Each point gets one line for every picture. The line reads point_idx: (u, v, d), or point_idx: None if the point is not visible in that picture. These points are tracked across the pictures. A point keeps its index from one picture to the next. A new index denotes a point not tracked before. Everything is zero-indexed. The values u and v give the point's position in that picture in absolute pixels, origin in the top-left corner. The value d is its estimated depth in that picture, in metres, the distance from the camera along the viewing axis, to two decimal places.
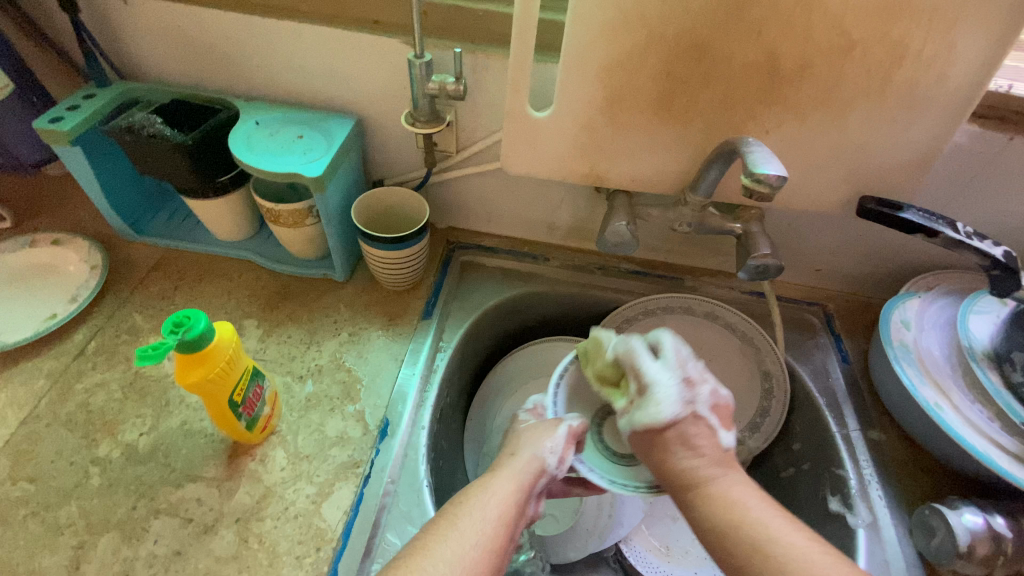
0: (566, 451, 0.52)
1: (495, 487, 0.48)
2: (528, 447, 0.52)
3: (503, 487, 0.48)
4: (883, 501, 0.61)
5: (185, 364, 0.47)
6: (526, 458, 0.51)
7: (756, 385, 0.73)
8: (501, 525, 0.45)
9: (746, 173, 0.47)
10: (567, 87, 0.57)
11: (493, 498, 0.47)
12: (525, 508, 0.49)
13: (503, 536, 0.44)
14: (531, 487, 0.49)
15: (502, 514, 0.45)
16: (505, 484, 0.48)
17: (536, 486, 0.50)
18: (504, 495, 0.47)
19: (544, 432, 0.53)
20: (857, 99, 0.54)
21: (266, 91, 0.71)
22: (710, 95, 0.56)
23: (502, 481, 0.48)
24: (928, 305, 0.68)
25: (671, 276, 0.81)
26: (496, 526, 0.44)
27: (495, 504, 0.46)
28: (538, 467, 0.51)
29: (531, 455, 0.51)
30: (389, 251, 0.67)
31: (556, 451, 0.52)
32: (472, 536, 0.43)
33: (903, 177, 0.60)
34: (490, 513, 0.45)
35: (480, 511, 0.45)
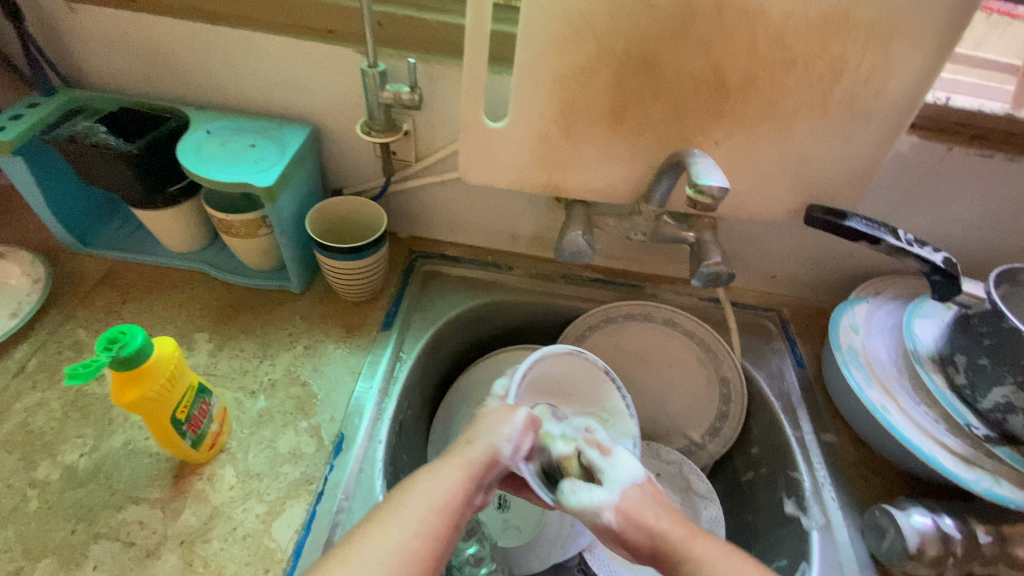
0: (523, 441, 0.53)
1: (443, 475, 0.47)
2: (484, 435, 0.52)
3: (451, 475, 0.47)
4: (835, 503, 0.62)
5: (122, 381, 0.45)
6: (480, 444, 0.51)
7: (714, 390, 0.75)
8: (444, 513, 0.44)
9: (690, 185, 0.49)
10: (520, 98, 0.57)
11: (439, 485, 0.46)
12: (473, 497, 0.48)
13: (444, 522, 0.44)
14: (479, 476, 0.49)
15: (446, 502, 0.45)
16: (453, 473, 0.48)
17: (486, 476, 0.50)
18: (450, 482, 0.47)
19: (500, 420, 0.53)
20: (801, 111, 0.56)
21: (219, 100, 0.70)
22: (660, 106, 0.57)
23: (451, 470, 0.48)
24: (876, 309, 0.70)
25: (632, 283, 0.81)
26: (439, 513, 0.44)
27: (441, 491, 0.46)
28: (491, 457, 0.50)
29: (488, 443, 0.51)
30: (346, 262, 0.66)
31: (512, 440, 0.52)
32: (411, 524, 0.42)
33: (848, 186, 0.62)
34: (435, 500, 0.45)
35: (424, 497, 0.45)
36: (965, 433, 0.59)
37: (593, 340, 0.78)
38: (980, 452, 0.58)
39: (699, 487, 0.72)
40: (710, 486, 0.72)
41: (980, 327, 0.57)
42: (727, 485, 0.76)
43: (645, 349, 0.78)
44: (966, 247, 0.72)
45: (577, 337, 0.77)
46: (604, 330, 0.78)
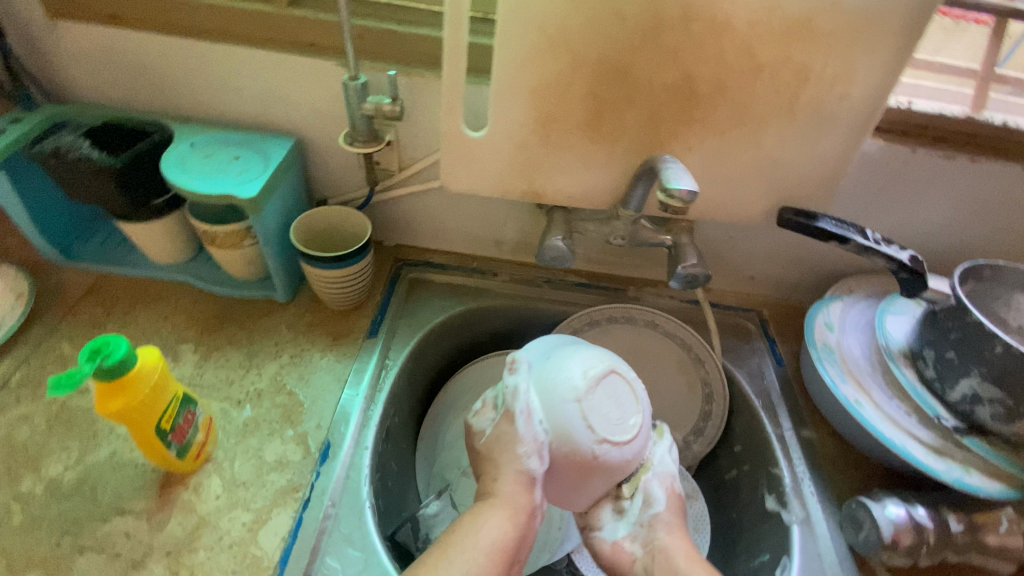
0: (534, 411, 0.53)
1: (488, 517, 0.50)
2: (511, 463, 0.52)
3: (497, 520, 0.49)
4: (814, 497, 0.64)
5: (106, 391, 0.45)
6: (510, 474, 0.52)
7: (696, 390, 0.77)
8: (503, 554, 0.48)
9: (662, 189, 0.50)
10: (499, 107, 0.59)
11: (490, 531, 0.49)
12: (529, 528, 0.51)
13: (501, 563, 0.48)
14: (529, 507, 0.52)
15: (504, 543, 0.49)
16: (500, 512, 0.50)
17: (532, 501, 0.52)
18: (497, 534, 0.49)
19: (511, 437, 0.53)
20: (769, 117, 0.58)
21: (203, 113, 0.71)
22: (635, 113, 0.58)
23: (493, 513, 0.50)
24: (850, 307, 0.72)
25: (615, 287, 0.83)
26: (498, 555, 0.48)
27: (494, 535, 0.49)
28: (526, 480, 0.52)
29: (512, 471, 0.52)
30: (331, 271, 0.67)
31: (523, 414, 0.53)
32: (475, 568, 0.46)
33: (818, 188, 0.64)
34: (484, 541, 0.48)
35: (485, 542, 0.48)
36: (935, 426, 0.61)
37: None
38: (950, 443, 0.59)
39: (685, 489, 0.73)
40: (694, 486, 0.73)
41: (946, 321, 0.59)
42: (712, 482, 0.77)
43: (628, 351, 0.79)
44: (934, 246, 0.75)
45: None
46: (588, 333, 0.79)
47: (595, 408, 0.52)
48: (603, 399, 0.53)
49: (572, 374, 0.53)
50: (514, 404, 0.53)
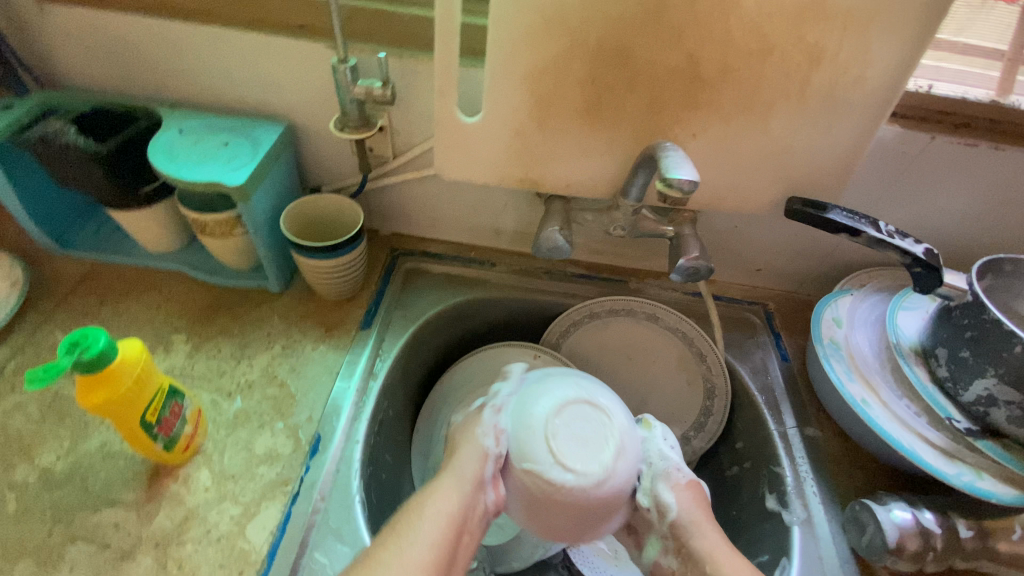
0: (500, 430, 0.54)
1: (440, 486, 0.50)
2: (465, 441, 0.54)
3: (450, 491, 0.49)
4: (817, 498, 0.62)
5: (86, 385, 0.44)
6: (465, 454, 0.53)
7: (698, 385, 0.75)
8: (451, 524, 0.47)
9: (660, 178, 0.48)
10: (494, 92, 0.57)
11: (438, 502, 0.48)
12: (477, 499, 0.51)
13: (448, 533, 0.47)
14: (478, 476, 0.51)
15: (451, 516, 0.48)
16: (450, 487, 0.50)
17: (482, 473, 0.51)
18: (448, 506, 0.48)
19: (473, 425, 0.55)
20: (778, 102, 0.55)
21: (193, 99, 0.69)
22: (636, 98, 0.56)
23: (447, 484, 0.50)
24: (860, 302, 0.70)
25: (616, 278, 0.81)
26: (446, 523, 0.47)
27: (442, 506, 0.48)
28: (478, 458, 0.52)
29: (466, 453, 0.53)
30: (323, 260, 0.65)
31: (489, 433, 0.54)
32: (425, 537, 0.46)
33: (829, 177, 0.61)
34: (435, 511, 0.48)
35: (439, 513, 0.48)
36: (946, 427, 0.58)
37: (576, 336, 0.78)
38: (961, 446, 0.57)
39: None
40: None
41: (961, 319, 0.57)
42: (713, 478, 0.76)
43: (628, 344, 0.77)
44: (950, 239, 0.71)
45: (561, 334, 0.77)
46: (588, 326, 0.77)
47: (565, 444, 0.52)
48: (572, 439, 0.52)
49: (540, 415, 0.53)
50: (477, 426, 0.55)
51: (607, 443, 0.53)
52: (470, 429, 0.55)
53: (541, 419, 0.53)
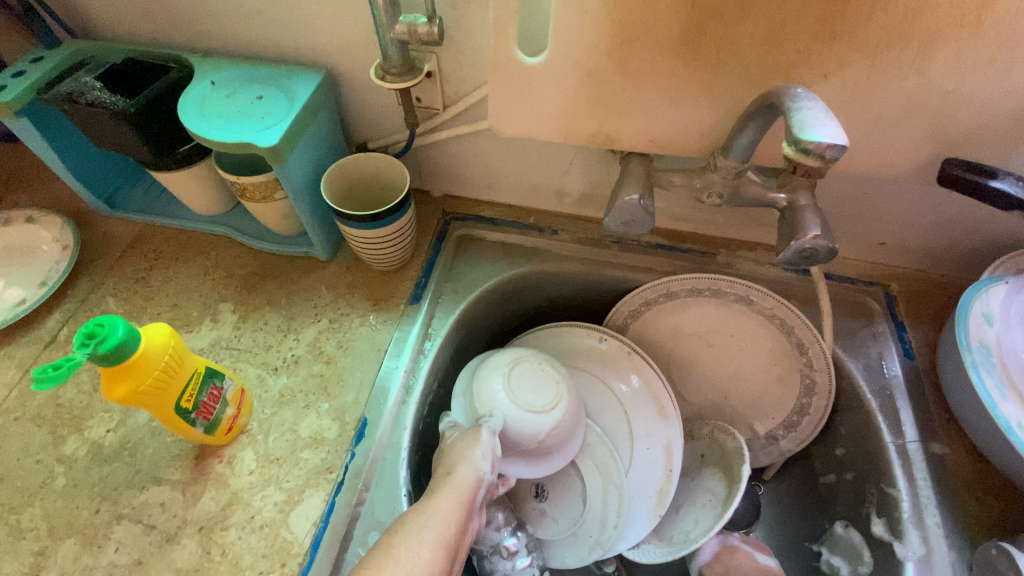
0: (495, 454, 0.50)
1: (435, 509, 0.42)
2: (460, 461, 0.48)
3: (447, 514, 0.42)
4: (941, 531, 0.51)
5: (111, 376, 0.41)
6: (460, 474, 0.46)
7: (794, 379, 0.64)
8: (447, 553, 0.40)
9: (788, 140, 0.36)
10: (562, 25, 0.45)
11: (435, 524, 0.41)
12: (468, 526, 0.44)
13: (445, 560, 0.39)
14: (472, 500, 0.45)
15: (447, 544, 0.40)
16: (448, 508, 0.42)
17: (476, 501, 0.45)
18: (447, 521, 0.41)
19: (469, 443, 0.50)
20: (958, 25, 0.40)
21: (226, 45, 0.62)
22: (751, 26, 0.42)
23: (445, 503, 0.43)
24: (1018, 293, 0.55)
25: (700, 250, 0.69)
26: (442, 551, 0.39)
27: (438, 531, 0.40)
28: (475, 481, 0.46)
29: (464, 470, 0.46)
30: (369, 232, 0.59)
31: (488, 456, 0.49)
32: (422, 563, 0.38)
33: (1011, 130, 0.45)
34: (429, 536, 0.40)
35: (432, 536, 0.40)
36: None
37: (649, 317, 0.68)
38: None
39: (729, 445, 0.62)
40: (739, 441, 0.61)
41: None
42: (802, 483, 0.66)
43: (710, 329, 0.67)
44: None
45: (631, 314, 0.68)
46: (663, 306, 0.67)
47: (526, 392, 0.56)
48: (536, 390, 0.56)
49: (496, 384, 0.56)
50: (474, 447, 0.49)
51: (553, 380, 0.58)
52: (463, 449, 0.49)
53: (493, 391, 0.56)
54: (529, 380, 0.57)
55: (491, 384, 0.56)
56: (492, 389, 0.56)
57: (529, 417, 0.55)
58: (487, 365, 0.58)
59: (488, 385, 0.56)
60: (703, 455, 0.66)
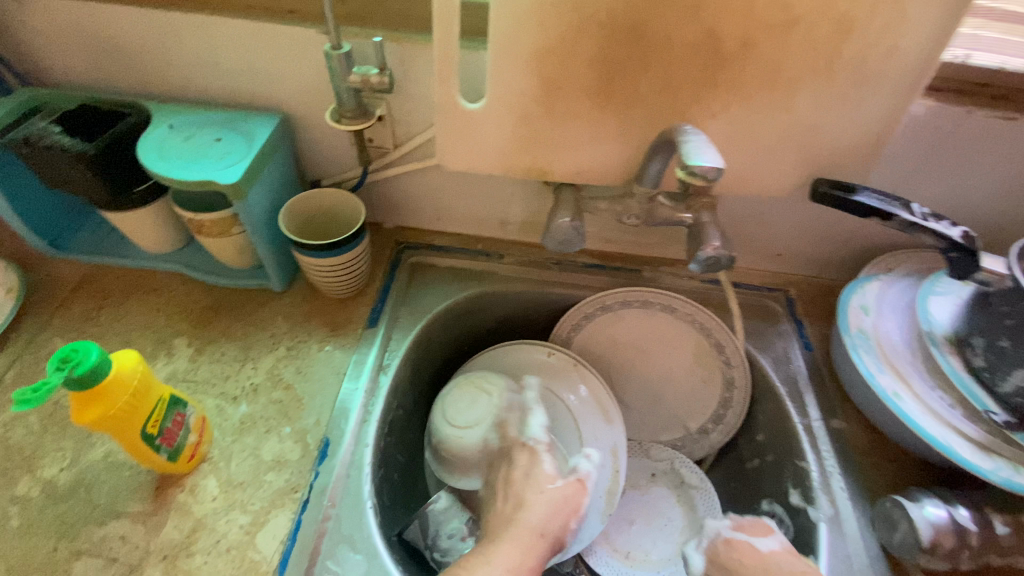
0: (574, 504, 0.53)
1: (503, 552, 0.48)
2: (532, 502, 0.52)
3: (513, 557, 0.47)
4: (845, 493, 0.59)
5: (82, 401, 0.43)
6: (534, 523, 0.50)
7: (716, 375, 0.72)
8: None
9: (680, 166, 0.45)
10: (498, 75, 0.53)
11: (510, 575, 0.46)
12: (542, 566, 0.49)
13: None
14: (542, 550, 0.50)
15: None
16: (516, 555, 0.47)
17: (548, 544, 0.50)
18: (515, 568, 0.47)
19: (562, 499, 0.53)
20: (805, 77, 0.51)
21: (183, 92, 0.66)
22: (651, 77, 0.52)
23: (512, 549, 0.48)
24: (889, 287, 0.66)
25: (629, 267, 0.78)
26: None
27: (504, 568, 0.46)
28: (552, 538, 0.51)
29: (547, 526, 0.50)
30: (325, 259, 0.63)
31: (566, 508, 0.53)
32: None
33: (857, 157, 0.57)
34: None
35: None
36: (981, 419, 0.55)
37: (590, 329, 0.75)
38: (997, 438, 0.54)
39: (692, 480, 0.72)
40: (706, 482, 0.71)
41: (1000, 306, 0.53)
42: (733, 470, 0.73)
43: (643, 336, 0.75)
44: (983, 219, 0.67)
45: (573, 327, 0.75)
46: (601, 318, 0.75)
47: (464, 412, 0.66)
48: (469, 407, 0.66)
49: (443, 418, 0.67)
50: (548, 490, 0.53)
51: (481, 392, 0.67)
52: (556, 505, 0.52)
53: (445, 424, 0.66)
54: (465, 397, 0.67)
55: (443, 419, 0.67)
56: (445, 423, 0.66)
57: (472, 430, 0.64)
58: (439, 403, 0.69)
59: (441, 422, 0.67)
60: (654, 474, 0.73)
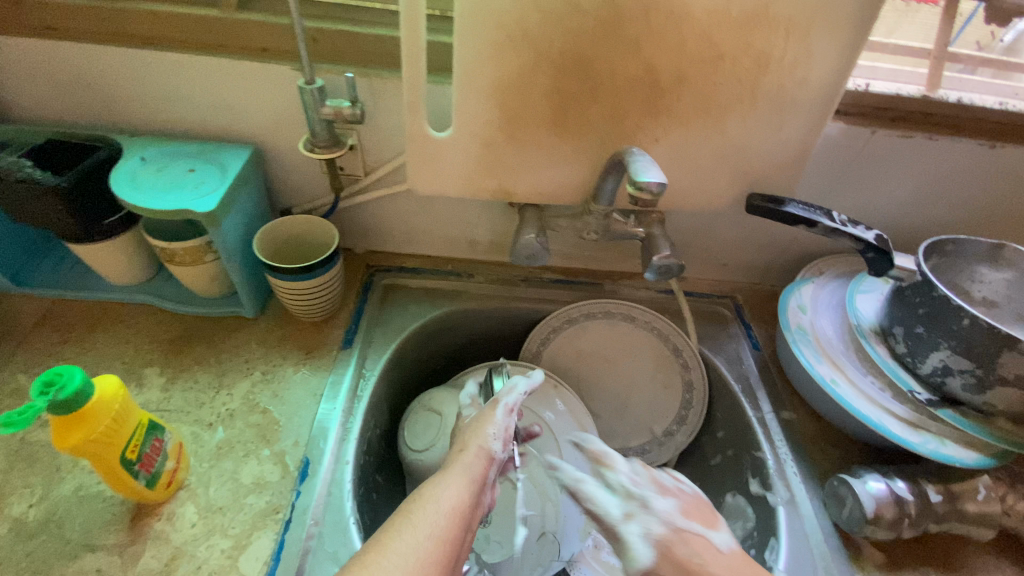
0: (507, 433, 0.56)
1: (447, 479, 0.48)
2: (473, 441, 0.53)
3: (458, 483, 0.48)
4: (798, 478, 0.64)
5: (64, 425, 0.44)
6: (474, 448, 0.52)
7: (676, 378, 0.77)
8: (460, 518, 0.45)
9: (629, 182, 0.50)
10: (462, 105, 0.58)
11: (449, 493, 0.46)
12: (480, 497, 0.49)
13: (460, 525, 0.44)
14: (482, 477, 0.50)
15: (458, 507, 0.45)
16: (458, 478, 0.48)
17: (487, 474, 0.51)
18: (458, 488, 0.47)
19: (485, 423, 0.56)
20: (733, 104, 0.58)
21: (154, 127, 0.68)
22: (601, 106, 0.58)
23: (454, 476, 0.48)
24: (821, 288, 0.74)
25: (591, 281, 0.83)
26: (454, 516, 0.45)
27: (450, 494, 0.46)
28: (484, 457, 0.52)
29: (478, 446, 0.53)
30: (299, 283, 0.65)
31: (498, 436, 0.55)
32: (434, 524, 0.43)
33: (783, 173, 0.64)
34: (444, 505, 0.45)
35: (445, 501, 0.45)
36: (909, 399, 0.61)
37: (558, 342, 0.79)
38: (924, 415, 0.60)
39: None
40: None
41: (913, 297, 0.60)
42: (697, 467, 0.78)
43: (608, 345, 0.79)
44: (897, 225, 0.76)
45: (543, 340, 0.79)
46: (568, 331, 0.79)
47: (428, 429, 0.70)
48: (429, 424, 0.71)
49: (409, 437, 0.71)
50: (487, 427, 0.55)
51: (438, 410, 0.71)
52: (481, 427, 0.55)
53: (411, 443, 0.70)
54: (428, 415, 0.71)
55: (409, 440, 0.70)
56: (410, 442, 0.70)
57: (439, 444, 0.68)
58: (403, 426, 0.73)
59: (406, 441, 0.71)
60: None
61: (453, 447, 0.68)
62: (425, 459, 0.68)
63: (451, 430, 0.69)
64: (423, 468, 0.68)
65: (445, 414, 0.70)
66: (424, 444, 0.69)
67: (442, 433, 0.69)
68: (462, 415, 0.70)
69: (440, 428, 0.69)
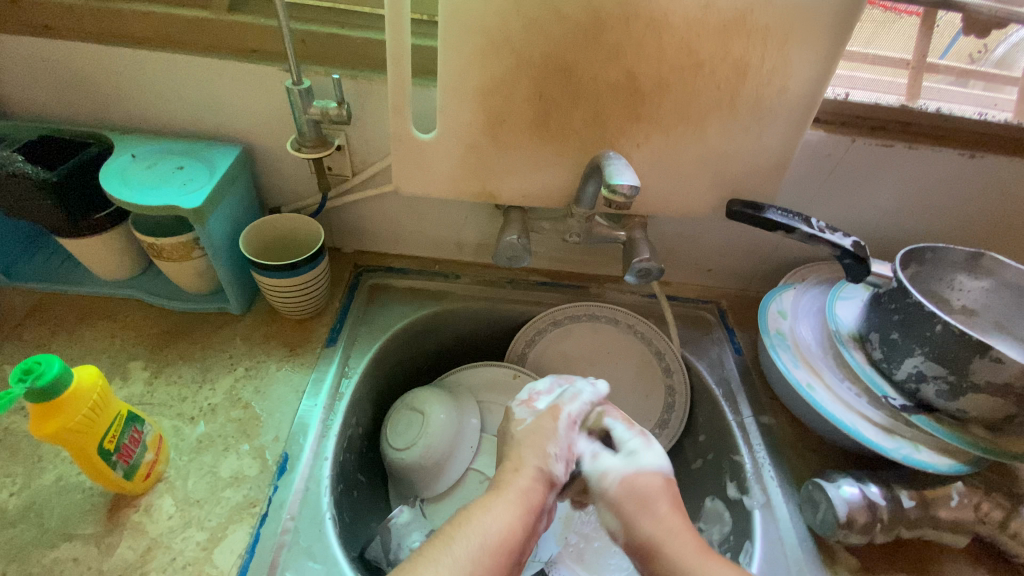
0: (570, 451, 0.55)
1: (497, 509, 0.48)
2: (532, 460, 0.53)
3: (508, 512, 0.48)
4: (775, 481, 0.65)
5: (41, 413, 0.45)
6: (529, 472, 0.52)
7: (659, 382, 0.78)
8: (507, 549, 0.45)
9: (604, 184, 0.51)
10: (446, 108, 0.59)
11: (496, 521, 0.46)
12: (535, 526, 0.49)
13: (505, 557, 0.45)
14: (539, 506, 0.50)
15: (505, 538, 0.46)
16: (510, 507, 0.48)
17: (544, 500, 0.51)
18: (507, 519, 0.47)
19: (546, 438, 0.55)
20: (712, 111, 0.59)
21: (147, 125, 0.69)
22: (582, 111, 0.59)
23: (505, 503, 0.48)
24: (803, 294, 0.74)
25: (577, 284, 0.84)
26: (502, 549, 0.45)
27: (498, 527, 0.46)
28: (543, 479, 0.52)
29: (536, 468, 0.52)
30: (283, 280, 0.65)
31: (560, 457, 0.54)
32: (476, 562, 0.43)
33: (764, 179, 0.65)
34: (488, 537, 0.45)
35: (487, 533, 0.45)
36: (886, 406, 0.62)
37: (542, 345, 0.80)
38: (899, 421, 0.61)
39: None
40: None
41: (889, 304, 0.61)
42: (679, 470, 0.78)
43: (592, 348, 0.80)
44: (879, 233, 0.77)
45: (527, 342, 0.79)
46: (553, 333, 0.80)
47: (406, 428, 0.70)
48: (408, 422, 0.71)
49: (390, 434, 0.71)
50: (551, 445, 0.54)
51: (416, 408, 0.71)
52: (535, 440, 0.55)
53: (392, 440, 0.71)
54: (408, 412, 0.71)
55: (389, 437, 0.71)
56: (391, 440, 0.71)
57: (416, 445, 0.69)
58: (385, 421, 0.73)
59: (387, 437, 0.71)
60: None
61: (433, 445, 0.68)
62: (403, 458, 0.69)
63: (428, 429, 0.69)
64: (403, 466, 0.69)
65: (423, 413, 0.70)
66: (402, 443, 0.70)
67: (420, 432, 0.69)
68: (440, 415, 0.70)
69: (419, 427, 0.69)
